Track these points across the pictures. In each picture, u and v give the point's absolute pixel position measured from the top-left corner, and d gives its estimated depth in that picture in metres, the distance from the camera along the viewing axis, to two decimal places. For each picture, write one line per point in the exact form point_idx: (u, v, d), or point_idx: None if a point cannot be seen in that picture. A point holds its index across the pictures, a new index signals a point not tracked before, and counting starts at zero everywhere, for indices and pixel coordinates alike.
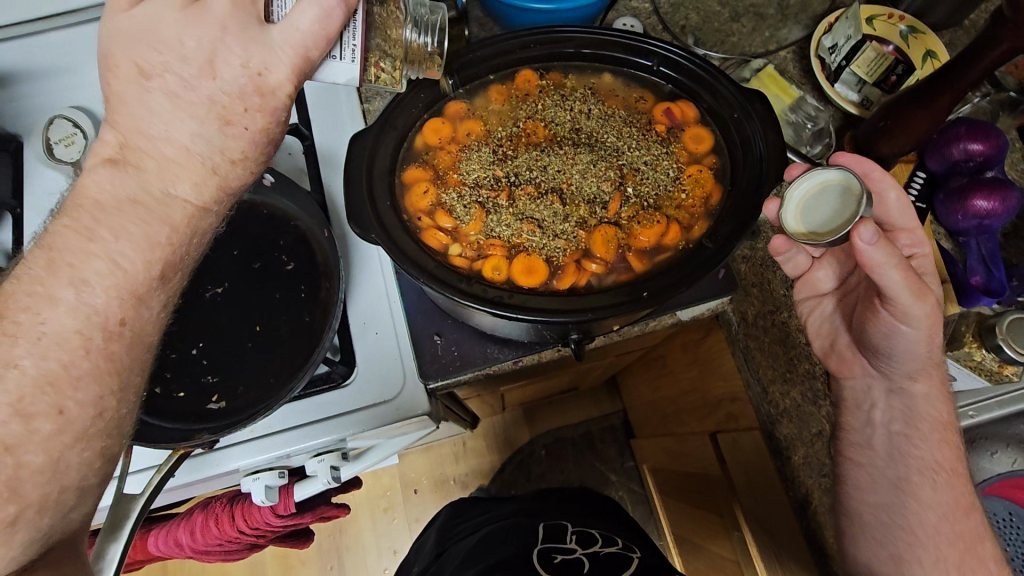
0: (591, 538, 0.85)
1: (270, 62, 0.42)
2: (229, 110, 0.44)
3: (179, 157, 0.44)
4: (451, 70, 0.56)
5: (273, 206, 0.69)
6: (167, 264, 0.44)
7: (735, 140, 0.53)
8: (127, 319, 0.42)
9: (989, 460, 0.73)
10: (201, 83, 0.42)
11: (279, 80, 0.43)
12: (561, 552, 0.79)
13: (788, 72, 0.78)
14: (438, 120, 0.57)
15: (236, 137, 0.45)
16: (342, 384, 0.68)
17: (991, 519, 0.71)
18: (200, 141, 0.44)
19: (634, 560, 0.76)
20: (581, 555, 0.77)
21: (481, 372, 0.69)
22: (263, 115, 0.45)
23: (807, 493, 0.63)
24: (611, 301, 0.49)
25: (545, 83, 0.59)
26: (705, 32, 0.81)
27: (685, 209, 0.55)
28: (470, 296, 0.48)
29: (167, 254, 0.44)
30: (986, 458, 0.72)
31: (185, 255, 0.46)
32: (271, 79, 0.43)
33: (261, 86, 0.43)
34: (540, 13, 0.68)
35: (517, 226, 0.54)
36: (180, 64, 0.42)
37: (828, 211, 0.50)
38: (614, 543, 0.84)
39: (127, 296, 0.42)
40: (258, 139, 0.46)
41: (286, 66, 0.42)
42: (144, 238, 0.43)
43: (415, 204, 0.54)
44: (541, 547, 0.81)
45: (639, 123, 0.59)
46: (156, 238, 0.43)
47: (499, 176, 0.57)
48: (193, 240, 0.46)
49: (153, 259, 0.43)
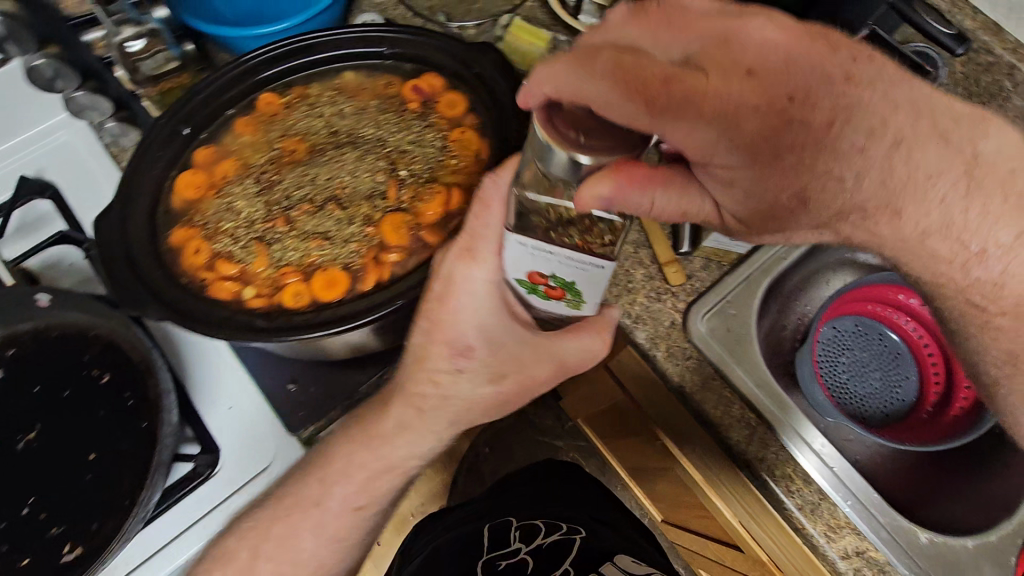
0: (533, 530, 0.86)
1: (475, 270, 0.44)
2: (435, 336, 0.47)
3: (422, 371, 0.49)
4: (186, 117, 0.52)
5: (63, 323, 0.62)
6: (347, 465, 0.55)
7: (488, 95, 0.54)
8: (322, 501, 0.55)
9: (826, 288, 0.92)
10: (426, 331, 0.47)
11: (471, 280, 0.44)
12: (505, 557, 0.82)
13: (536, 19, 0.83)
14: (188, 173, 0.52)
15: (440, 357, 0.47)
16: (211, 473, 0.64)
17: (845, 333, 0.91)
18: (425, 373, 0.49)
19: (576, 542, 0.82)
20: (523, 556, 0.81)
21: (349, 403, 0.65)
22: (469, 327, 0.45)
23: (679, 380, 0.69)
24: (418, 282, 0.48)
25: (289, 99, 0.55)
26: (452, 7, 0.84)
27: (461, 173, 0.54)
28: (278, 331, 0.46)
29: (350, 454, 0.54)
30: (823, 287, 0.92)
31: (356, 470, 0.54)
32: (465, 284, 0.44)
33: (458, 294, 0.45)
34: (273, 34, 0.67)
35: (306, 247, 0.50)
36: (421, 327, 0.48)
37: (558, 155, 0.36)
38: (557, 529, 0.85)
39: (321, 487, 0.55)
40: (452, 352, 0.47)
41: (486, 263, 0.44)
42: (352, 465, 0.54)
43: (190, 266, 0.49)
44: (484, 557, 0.83)
45: (393, 107, 0.56)
46: (352, 457, 0.54)
47: (270, 205, 0.52)
48: (370, 437, 0.53)
49: (347, 470, 0.55)
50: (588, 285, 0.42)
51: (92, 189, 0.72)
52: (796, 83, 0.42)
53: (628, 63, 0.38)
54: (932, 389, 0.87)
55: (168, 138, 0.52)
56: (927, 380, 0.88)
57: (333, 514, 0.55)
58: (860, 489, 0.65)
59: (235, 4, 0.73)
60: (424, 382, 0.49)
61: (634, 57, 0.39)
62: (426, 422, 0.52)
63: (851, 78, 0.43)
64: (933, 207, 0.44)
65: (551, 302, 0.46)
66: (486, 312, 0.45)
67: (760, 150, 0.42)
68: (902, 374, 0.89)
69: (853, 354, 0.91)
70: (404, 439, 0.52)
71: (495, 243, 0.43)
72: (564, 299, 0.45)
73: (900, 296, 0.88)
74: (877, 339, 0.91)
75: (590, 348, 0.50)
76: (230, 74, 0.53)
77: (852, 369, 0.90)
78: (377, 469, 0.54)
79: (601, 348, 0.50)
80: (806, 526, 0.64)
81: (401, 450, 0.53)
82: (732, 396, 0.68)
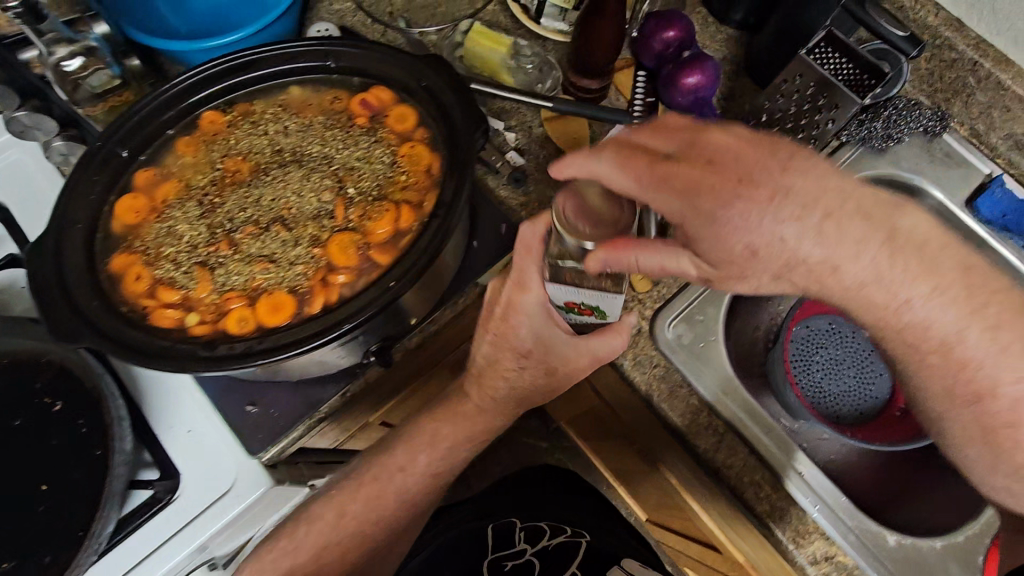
0: (538, 531, 0.89)
1: (528, 287, 0.54)
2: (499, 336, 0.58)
3: (491, 354, 0.61)
4: (123, 139, 0.50)
5: (20, 350, 0.62)
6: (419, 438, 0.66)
7: (437, 109, 0.52)
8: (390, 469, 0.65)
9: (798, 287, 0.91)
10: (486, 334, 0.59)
11: (528, 296, 0.54)
12: (511, 558, 0.86)
13: (498, 23, 0.81)
14: (128, 197, 0.50)
15: (503, 348, 0.59)
16: (171, 498, 0.62)
17: (818, 331, 0.90)
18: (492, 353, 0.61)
19: (582, 545, 0.86)
20: (529, 557, 0.85)
21: (311, 420, 0.65)
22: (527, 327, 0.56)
23: (647, 389, 0.69)
24: (365, 303, 0.47)
25: (232, 117, 0.54)
26: (413, 11, 0.82)
27: (411, 189, 0.53)
28: (220, 359, 0.44)
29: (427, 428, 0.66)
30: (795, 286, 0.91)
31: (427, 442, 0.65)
32: (523, 299, 0.54)
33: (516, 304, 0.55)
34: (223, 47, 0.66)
35: (250, 270, 0.49)
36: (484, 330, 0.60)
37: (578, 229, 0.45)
38: (561, 531, 0.89)
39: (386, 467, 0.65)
40: (511, 346, 0.59)
41: (535, 286, 0.53)
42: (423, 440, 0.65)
43: (130, 294, 0.48)
44: (490, 558, 0.87)
45: (341, 122, 0.55)
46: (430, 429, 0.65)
47: (213, 228, 0.51)
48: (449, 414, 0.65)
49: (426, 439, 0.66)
50: (610, 306, 0.54)
51: (39, 206, 0.69)
52: (727, 166, 0.44)
53: (627, 151, 0.46)
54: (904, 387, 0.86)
55: (103, 161, 0.50)
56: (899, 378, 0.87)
57: (402, 478, 0.65)
58: (830, 494, 0.64)
59: (187, 18, 0.72)
60: (496, 363, 0.61)
61: (636, 150, 0.46)
62: (491, 400, 0.64)
63: (787, 170, 0.44)
64: (866, 261, 0.44)
65: (587, 317, 0.58)
66: (537, 320, 0.56)
67: (724, 219, 0.44)
68: (876, 372, 0.88)
69: (828, 352, 0.90)
70: (484, 413, 0.65)
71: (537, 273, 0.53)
72: (594, 314, 0.57)
73: None
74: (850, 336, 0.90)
75: (613, 342, 0.58)
76: (169, 93, 0.51)
77: (827, 368, 0.89)
78: (457, 441, 0.65)
79: (621, 342, 0.58)
80: (776, 532, 0.64)
81: (470, 427, 0.65)
82: (700, 404, 0.68)
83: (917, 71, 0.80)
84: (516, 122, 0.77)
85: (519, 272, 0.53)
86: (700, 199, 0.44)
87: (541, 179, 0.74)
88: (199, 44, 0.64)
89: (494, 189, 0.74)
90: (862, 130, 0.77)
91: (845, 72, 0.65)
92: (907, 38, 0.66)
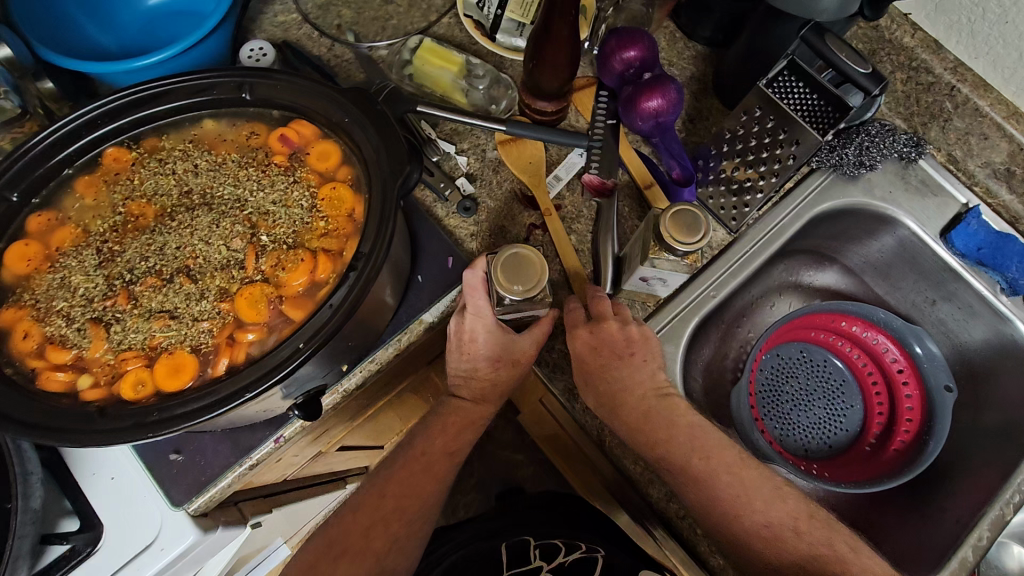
0: (553, 549, 0.75)
1: (480, 308, 0.58)
2: (482, 365, 0.62)
3: (473, 380, 0.64)
4: (12, 181, 0.47)
5: None
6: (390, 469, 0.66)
7: (354, 149, 0.49)
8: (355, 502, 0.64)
9: (772, 311, 0.84)
10: (473, 370, 0.63)
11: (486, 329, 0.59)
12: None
13: (453, 37, 0.76)
14: (19, 244, 0.48)
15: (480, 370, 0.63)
16: (91, 551, 0.59)
17: (790, 361, 0.85)
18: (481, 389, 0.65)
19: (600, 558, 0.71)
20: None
21: (240, 471, 0.61)
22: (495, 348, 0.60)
23: (600, 431, 0.65)
24: (269, 365, 0.43)
25: (138, 154, 0.52)
26: (362, 23, 0.77)
27: (331, 235, 0.50)
28: (103, 429, 0.41)
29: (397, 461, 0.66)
30: (770, 310, 0.84)
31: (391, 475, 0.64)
32: (485, 316, 0.59)
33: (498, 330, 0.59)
34: (156, 67, 0.61)
35: (148, 328, 0.47)
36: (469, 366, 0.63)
37: (516, 270, 0.53)
38: (577, 547, 0.74)
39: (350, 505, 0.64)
40: (485, 367, 0.62)
41: (485, 304, 0.58)
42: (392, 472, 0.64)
43: (17, 353, 0.45)
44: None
45: (257, 161, 0.53)
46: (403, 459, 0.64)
47: (113, 280, 0.49)
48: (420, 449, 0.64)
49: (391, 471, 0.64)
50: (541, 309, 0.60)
51: None
52: (612, 335, 0.61)
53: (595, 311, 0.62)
54: (875, 421, 0.80)
55: None
56: (871, 410, 0.81)
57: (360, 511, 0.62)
58: None
59: (121, 36, 0.67)
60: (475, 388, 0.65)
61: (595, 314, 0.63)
62: (461, 427, 0.65)
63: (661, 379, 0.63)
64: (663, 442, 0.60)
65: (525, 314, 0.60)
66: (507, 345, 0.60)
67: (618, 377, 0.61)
68: (846, 403, 0.83)
69: (799, 382, 0.84)
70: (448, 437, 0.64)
71: (483, 297, 0.58)
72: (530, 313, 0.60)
73: (841, 323, 0.82)
74: (823, 365, 0.85)
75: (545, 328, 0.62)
76: (61, 131, 0.48)
77: (795, 399, 0.84)
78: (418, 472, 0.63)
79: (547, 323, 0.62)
80: None
81: (440, 460, 0.64)
82: None
83: (893, 94, 0.76)
84: (469, 145, 0.72)
85: (471, 308, 0.58)
86: (580, 354, 0.61)
87: (493, 208, 0.70)
88: (128, 63, 0.58)
89: (442, 219, 0.69)
90: (833, 156, 0.72)
91: (808, 105, 0.64)
92: (869, 75, 0.60)
